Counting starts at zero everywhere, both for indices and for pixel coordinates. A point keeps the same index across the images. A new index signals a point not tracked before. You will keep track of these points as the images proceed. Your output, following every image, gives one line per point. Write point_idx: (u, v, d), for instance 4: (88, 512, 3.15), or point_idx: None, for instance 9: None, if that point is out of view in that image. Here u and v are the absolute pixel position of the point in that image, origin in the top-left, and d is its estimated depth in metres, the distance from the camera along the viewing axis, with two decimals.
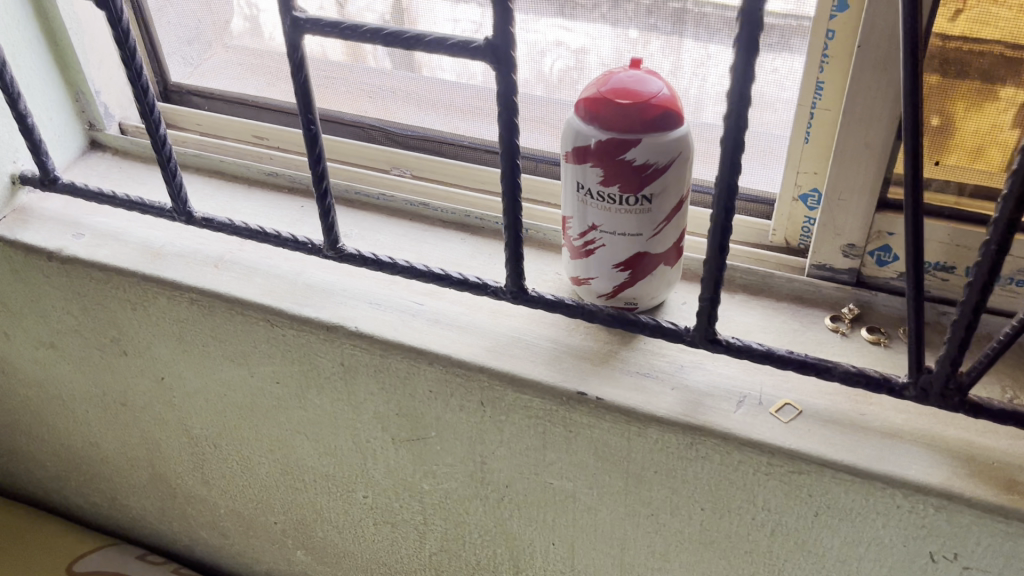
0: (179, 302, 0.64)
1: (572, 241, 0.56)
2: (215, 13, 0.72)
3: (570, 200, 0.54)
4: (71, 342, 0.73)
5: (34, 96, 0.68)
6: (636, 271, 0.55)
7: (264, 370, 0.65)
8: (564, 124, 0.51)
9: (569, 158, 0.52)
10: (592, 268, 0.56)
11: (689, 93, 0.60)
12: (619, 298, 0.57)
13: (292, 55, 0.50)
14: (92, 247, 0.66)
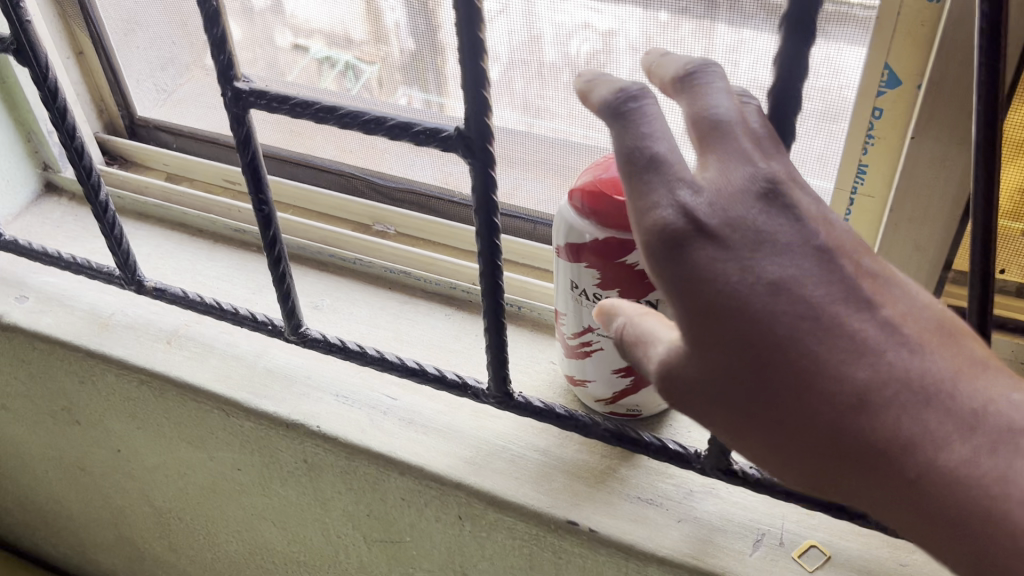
0: (127, 381, 0.57)
1: (564, 340, 0.48)
2: (190, 35, 0.63)
3: (563, 297, 0.46)
4: (23, 406, 0.67)
5: None
6: (640, 377, 0.47)
7: (223, 456, 0.59)
8: (556, 214, 0.43)
9: (560, 253, 0.44)
10: (588, 372, 0.48)
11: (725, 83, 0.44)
12: (620, 405, 0.49)
13: (236, 130, 0.43)
14: (35, 314, 0.59)
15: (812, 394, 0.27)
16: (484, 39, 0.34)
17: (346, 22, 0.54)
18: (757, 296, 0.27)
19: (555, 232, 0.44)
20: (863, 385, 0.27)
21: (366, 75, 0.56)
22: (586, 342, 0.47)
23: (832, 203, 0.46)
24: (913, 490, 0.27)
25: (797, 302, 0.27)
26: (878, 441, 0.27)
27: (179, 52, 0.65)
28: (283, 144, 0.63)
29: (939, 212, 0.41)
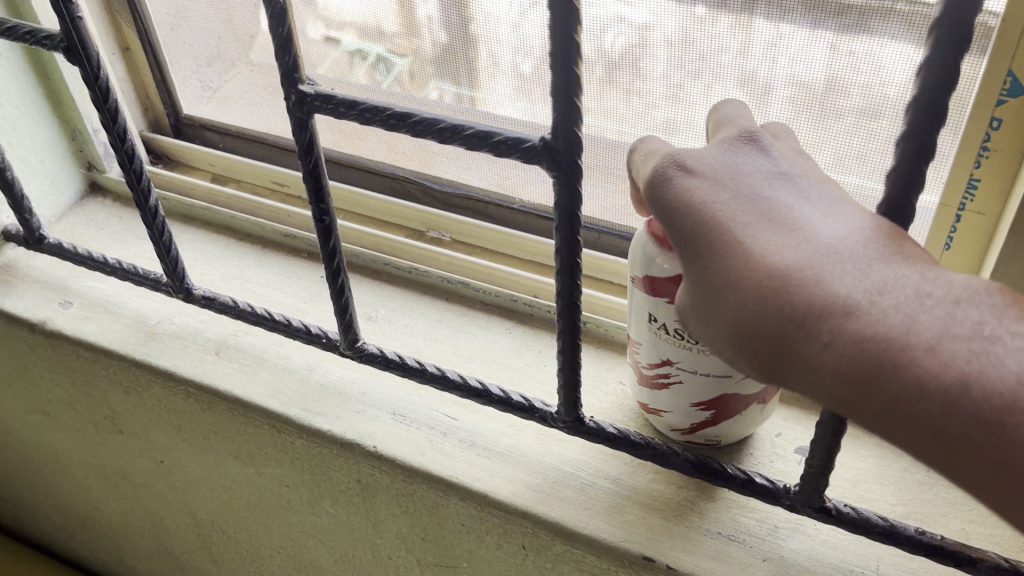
0: (174, 392, 0.55)
1: (640, 368, 0.45)
2: (237, 29, 0.61)
3: (641, 327, 0.43)
4: (65, 413, 0.65)
5: (20, 140, 0.59)
6: (722, 411, 0.44)
7: (271, 473, 0.56)
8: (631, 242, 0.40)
9: (639, 281, 0.40)
10: (665, 404, 0.45)
11: (757, 76, 0.41)
12: (698, 435, 0.46)
13: (299, 135, 0.40)
14: (80, 320, 0.57)
15: (729, 265, 0.28)
16: (578, 43, 0.31)
17: (379, 13, 0.51)
18: (696, 198, 0.29)
19: (634, 254, 0.40)
20: (782, 265, 0.27)
21: (398, 68, 0.53)
22: (664, 375, 0.43)
23: (935, 220, 0.42)
24: (831, 356, 0.26)
25: (724, 192, 0.29)
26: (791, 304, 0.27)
27: (226, 47, 0.62)
28: (336, 145, 0.60)
29: None
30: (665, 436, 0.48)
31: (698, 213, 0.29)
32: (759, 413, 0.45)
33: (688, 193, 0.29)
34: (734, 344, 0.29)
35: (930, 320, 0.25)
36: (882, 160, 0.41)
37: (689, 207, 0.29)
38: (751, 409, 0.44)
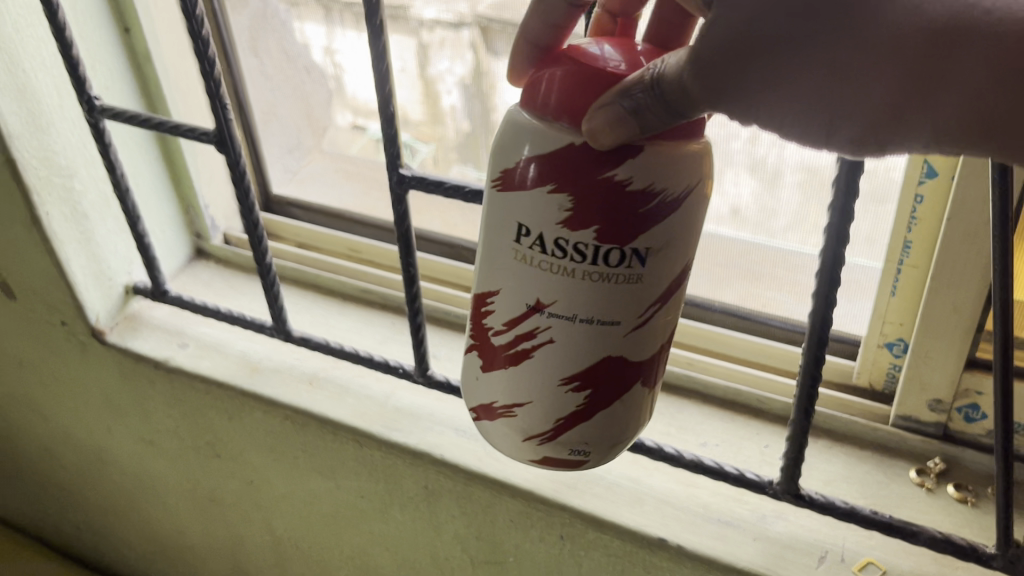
0: (274, 416, 0.67)
1: (504, 335, 0.41)
2: (314, 121, 0.78)
3: (507, 265, 0.39)
4: (169, 441, 0.77)
5: (152, 214, 0.73)
6: (594, 388, 0.40)
7: (349, 485, 0.68)
8: (506, 119, 0.37)
9: (510, 182, 0.37)
10: (531, 385, 0.41)
11: (766, 161, 0.57)
12: (563, 435, 0.42)
13: (396, 207, 0.53)
14: (196, 358, 0.70)
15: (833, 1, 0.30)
16: None
17: (407, 105, 0.66)
18: None
19: (503, 139, 0.37)
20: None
21: (421, 153, 0.68)
22: (532, 334, 0.39)
23: (883, 273, 0.54)
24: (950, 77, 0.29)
25: None
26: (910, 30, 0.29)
27: (305, 138, 0.80)
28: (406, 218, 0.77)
29: (973, 281, 0.49)
30: (526, 449, 0.43)
31: None
32: (638, 408, 0.43)
33: None
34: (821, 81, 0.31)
35: None
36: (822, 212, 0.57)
37: None
38: (630, 397, 0.42)
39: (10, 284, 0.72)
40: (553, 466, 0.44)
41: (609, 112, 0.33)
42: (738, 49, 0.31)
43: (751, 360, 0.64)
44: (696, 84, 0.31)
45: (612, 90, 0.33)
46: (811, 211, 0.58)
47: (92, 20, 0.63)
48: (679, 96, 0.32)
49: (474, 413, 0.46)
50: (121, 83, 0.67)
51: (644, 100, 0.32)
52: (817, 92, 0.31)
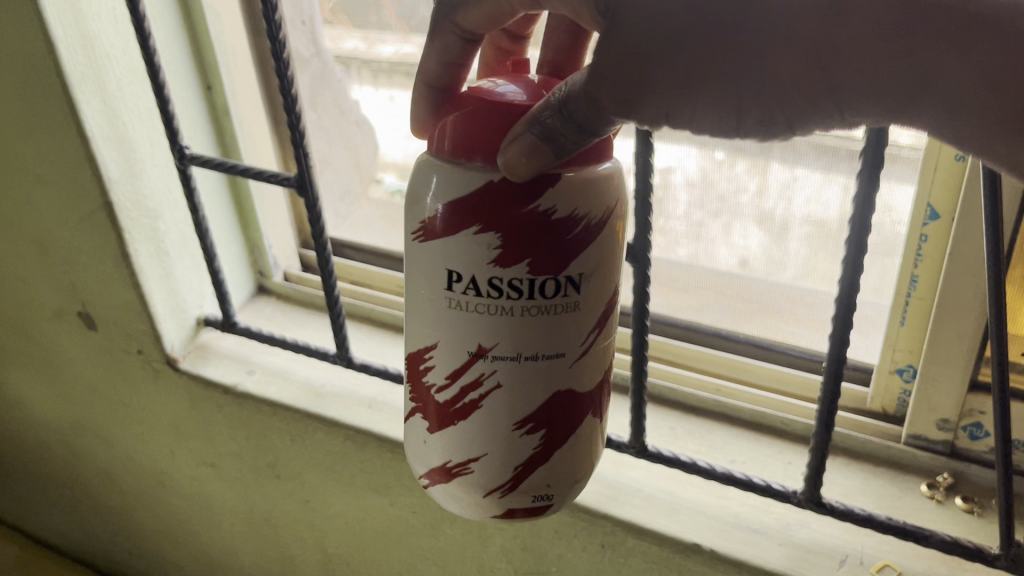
0: (335, 436, 0.73)
1: (451, 388, 0.46)
2: (363, 172, 0.86)
3: (445, 319, 0.44)
4: (230, 463, 0.83)
5: (223, 252, 0.80)
6: (542, 425, 0.46)
7: (402, 501, 0.74)
8: (423, 167, 0.43)
9: (439, 241, 0.42)
10: (486, 438, 0.46)
11: (776, 213, 0.66)
12: (523, 482, 0.47)
13: None
14: (263, 384, 0.76)
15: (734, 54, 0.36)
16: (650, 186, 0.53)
17: None
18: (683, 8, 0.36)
19: (416, 181, 0.44)
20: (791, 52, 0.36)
21: None
22: (478, 383, 0.44)
23: (893, 304, 0.60)
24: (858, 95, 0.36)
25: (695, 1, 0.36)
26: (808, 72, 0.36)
27: (354, 185, 0.87)
28: None
29: (973, 311, 0.55)
30: (491, 506, 0.48)
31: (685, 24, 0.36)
32: (584, 442, 0.49)
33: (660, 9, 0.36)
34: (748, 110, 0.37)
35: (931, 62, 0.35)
36: (832, 254, 0.65)
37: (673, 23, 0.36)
38: (577, 430, 0.48)
39: (93, 316, 0.79)
40: (516, 518, 0.48)
41: (522, 139, 0.38)
42: (644, 55, 0.37)
43: (774, 388, 0.69)
44: (606, 96, 0.37)
45: (522, 121, 0.39)
46: (818, 263, 0.66)
47: (183, 79, 0.71)
48: (587, 113, 0.38)
49: (429, 480, 0.50)
50: (203, 134, 0.75)
51: (553, 123, 0.38)
52: (725, 84, 0.37)
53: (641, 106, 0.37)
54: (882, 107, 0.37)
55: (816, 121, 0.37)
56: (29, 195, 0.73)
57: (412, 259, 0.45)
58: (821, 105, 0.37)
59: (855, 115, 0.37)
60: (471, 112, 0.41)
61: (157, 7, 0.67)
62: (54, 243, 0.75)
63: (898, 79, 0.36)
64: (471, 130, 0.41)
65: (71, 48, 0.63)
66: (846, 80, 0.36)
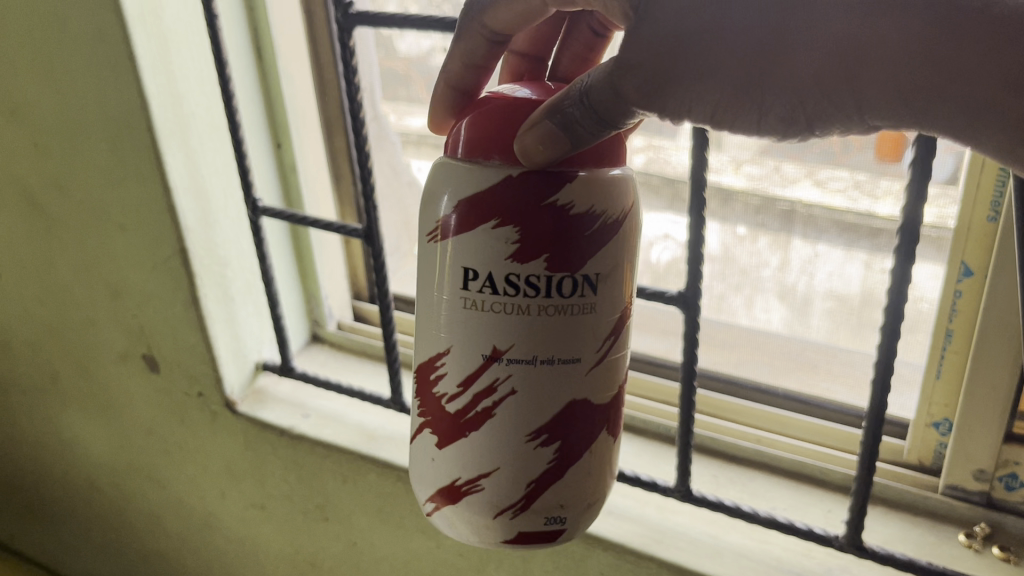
0: (386, 478, 0.76)
1: (462, 396, 0.48)
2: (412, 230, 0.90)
3: (460, 321, 0.47)
4: (280, 505, 0.86)
5: (284, 300, 0.84)
6: (555, 439, 0.48)
7: (450, 543, 0.76)
8: (440, 167, 0.48)
9: (458, 242, 0.46)
10: (499, 452, 0.48)
11: (799, 289, 0.69)
12: (534, 501, 0.49)
13: None
14: (318, 427, 0.80)
15: (763, 54, 0.40)
16: (703, 239, 0.57)
17: None
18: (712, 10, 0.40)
19: (434, 184, 0.48)
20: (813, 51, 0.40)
21: None
22: (491, 389, 0.47)
23: (929, 358, 0.63)
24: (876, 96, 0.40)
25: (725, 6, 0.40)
26: (829, 71, 0.40)
27: (402, 244, 0.92)
28: None
29: (1005, 363, 0.58)
30: (503, 529, 0.50)
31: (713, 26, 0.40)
32: (596, 464, 0.51)
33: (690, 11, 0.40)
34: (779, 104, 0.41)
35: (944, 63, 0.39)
36: (860, 322, 0.68)
37: (702, 25, 0.40)
38: (589, 449, 0.50)
39: (156, 359, 0.83)
40: (526, 543, 0.50)
41: (544, 127, 0.43)
42: (670, 50, 0.41)
43: (809, 439, 0.72)
44: (629, 88, 0.42)
45: (541, 109, 0.43)
46: (841, 336, 0.70)
47: (256, 136, 0.77)
48: (608, 104, 0.42)
49: (435, 505, 0.52)
50: (271, 188, 0.80)
51: (573, 112, 0.42)
52: (752, 78, 0.41)
53: (659, 101, 0.42)
54: (900, 108, 0.40)
55: (827, 122, 0.42)
56: (107, 242, 0.78)
57: (427, 263, 0.48)
58: (841, 103, 0.41)
59: (874, 116, 0.41)
60: (491, 112, 0.46)
61: (240, 74, 0.73)
62: (127, 288, 0.80)
63: (918, 77, 0.39)
64: (492, 131, 0.45)
65: (162, 105, 0.68)
66: (866, 75, 0.40)
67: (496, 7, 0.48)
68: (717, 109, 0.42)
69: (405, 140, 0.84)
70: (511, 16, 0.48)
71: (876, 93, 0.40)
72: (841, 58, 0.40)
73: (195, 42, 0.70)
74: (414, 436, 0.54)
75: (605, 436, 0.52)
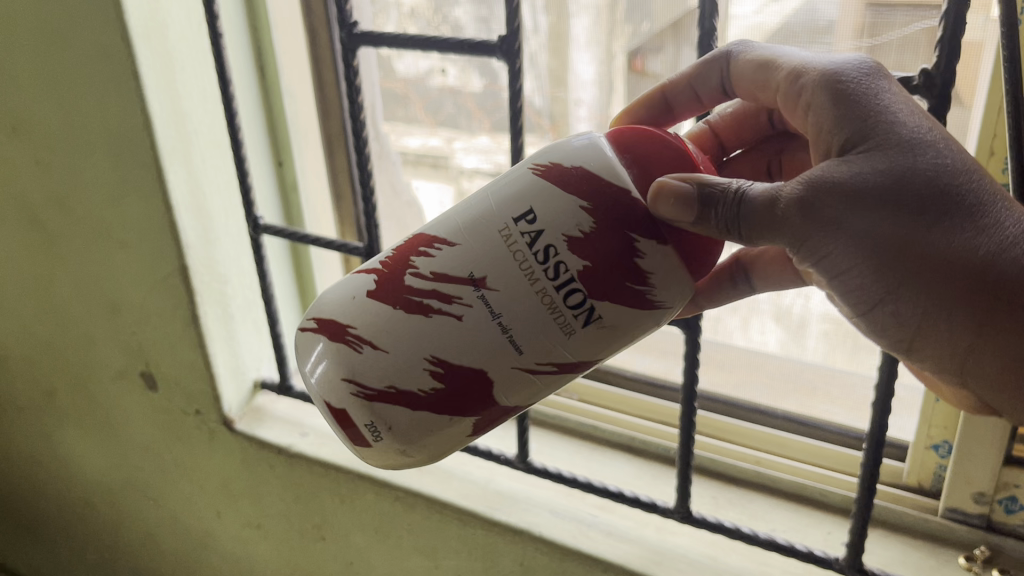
0: (384, 497, 0.76)
1: (428, 283, 0.48)
2: None
3: (484, 236, 0.47)
4: (277, 525, 0.85)
5: (284, 318, 0.84)
6: (442, 385, 0.48)
7: (447, 563, 0.76)
8: (594, 138, 0.47)
9: (547, 187, 0.46)
10: (403, 345, 0.48)
11: (794, 311, 0.68)
12: (377, 402, 0.48)
13: None
14: (316, 445, 0.79)
15: (892, 241, 0.42)
16: None
17: None
18: (888, 190, 0.41)
19: (578, 143, 0.47)
20: (928, 258, 0.41)
21: None
22: (451, 299, 0.47)
23: None
24: (924, 317, 0.43)
25: (895, 191, 0.41)
26: (923, 278, 0.42)
27: None
28: None
29: None
30: (338, 388, 0.49)
31: (872, 204, 0.41)
32: (444, 442, 0.50)
33: (870, 185, 0.41)
34: (852, 270, 0.43)
35: (1000, 344, 0.42)
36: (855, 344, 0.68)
37: (865, 201, 0.41)
38: (451, 422, 0.49)
39: (155, 376, 0.83)
40: (340, 418, 0.49)
41: (689, 192, 0.44)
42: (822, 209, 0.42)
43: (810, 461, 0.72)
44: (769, 217, 0.43)
45: (696, 176, 0.45)
46: (835, 357, 0.69)
47: (258, 155, 0.77)
48: (745, 215, 0.44)
49: (315, 325, 0.51)
50: (272, 207, 0.80)
51: (726, 204, 0.44)
52: (861, 250, 0.42)
53: (792, 243, 0.44)
54: (928, 334, 0.44)
55: (910, 316, 0.44)
56: (108, 258, 0.78)
57: (514, 175, 0.48)
58: (895, 299, 0.43)
59: (903, 323, 0.44)
60: (669, 144, 0.47)
61: (242, 93, 0.74)
62: (126, 305, 0.80)
63: (964, 331, 0.43)
64: (656, 157, 0.47)
65: (164, 123, 0.68)
66: (932, 300, 0.42)
67: (750, 57, 0.51)
68: (804, 251, 0.44)
69: (406, 159, 0.85)
70: (756, 61, 0.50)
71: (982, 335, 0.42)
72: (984, 292, 0.41)
73: (198, 60, 0.71)
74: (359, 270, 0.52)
75: (465, 431, 0.50)
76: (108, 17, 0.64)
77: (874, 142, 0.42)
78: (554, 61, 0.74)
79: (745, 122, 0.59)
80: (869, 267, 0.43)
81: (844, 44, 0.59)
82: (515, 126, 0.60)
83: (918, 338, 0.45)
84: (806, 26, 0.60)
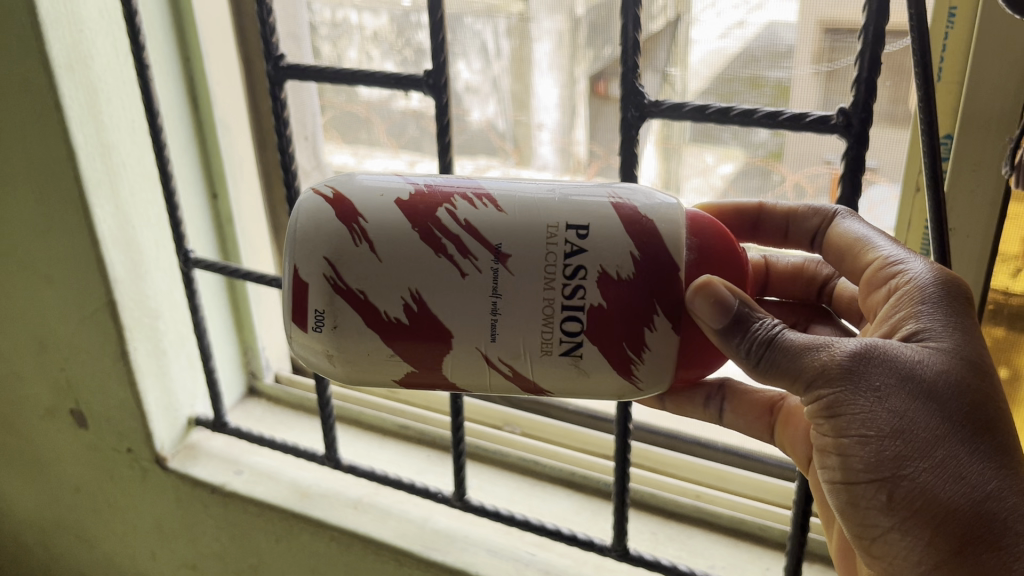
0: (320, 537, 0.74)
1: (457, 227, 0.47)
2: None
3: (529, 219, 0.47)
4: (213, 566, 0.83)
5: (218, 352, 0.82)
6: (405, 332, 0.47)
7: None
8: (674, 202, 0.48)
9: (617, 218, 0.47)
10: (395, 282, 0.47)
11: None
12: (339, 298, 0.47)
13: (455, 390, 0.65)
14: (251, 483, 0.77)
15: (910, 435, 0.42)
16: None
17: None
18: (935, 392, 0.42)
19: (664, 202, 0.48)
20: (933, 465, 0.42)
21: None
22: (468, 257, 0.46)
23: None
24: (899, 517, 0.43)
25: (932, 396, 0.42)
26: (918, 479, 0.42)
27: None
28: None
29: None
30: (312, 262, 0.48)
31: (910, 396, 0.42)
32: (365, 372, 0.50)
33: (915, 382, 0.42)
34: (853, 444, 0.44)
35: None
36: None
37: (907, 393, 0.42)
38: (389, 359, 0.49)
39: (85, 414, 0.81)
40: (296, 285, 0.48)
41: (731, 300, 0.45)
42: (858, 381, 0.43)
43: (750, 495, 0.72)
44: (800, 372, 0.44)
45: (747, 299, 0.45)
46: None
47: (190, 187, 0.75)
48: (776, 360, 0.45)
49: (328, 195, 0.49)
50: (205, 239, 0.78)
51: (761, 332, 0.45)
52: (873, 427, 0.43)
53: (808, 392, 0.44)
54: (888, 531, 0.44)
55: (893, 502, 0.43)
56: (34, 293, 0.76)
57: (591, 190, 0.49)
58: (873, 482, 0.44)
59: (867, 509, 0.44)
60: (734, 249, 0.49)
61: (174, 124, 0.73)
62: (54, 341, 0.77)
63: (921, 545, 0.43)
64: (720, 256, 0.48)
65: (90, 156, 0.67)
66: (907, 503, 0.42)
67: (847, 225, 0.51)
68: (815, 407, 0.45)
69: None
70: (849, 232, 0.51)
71: (954, 559, 0.41)
72: (970, 513, 0.41)
73: (127, 92, 0.70)
74: (405, 177, 0.51)
75: (393, 376, 0.50)
76: (29, 49, 0.63)
77: (938, 351, 0.43)
78: (516, 85, 0.73)
79: (797, 280, 0.62)
80: (875, 442, 0.43)
81: (803, 69, 0.60)
82: (445, 159, 0.59)
83: (887, 528, 0.44)
84: (766, 51, 0.60)
